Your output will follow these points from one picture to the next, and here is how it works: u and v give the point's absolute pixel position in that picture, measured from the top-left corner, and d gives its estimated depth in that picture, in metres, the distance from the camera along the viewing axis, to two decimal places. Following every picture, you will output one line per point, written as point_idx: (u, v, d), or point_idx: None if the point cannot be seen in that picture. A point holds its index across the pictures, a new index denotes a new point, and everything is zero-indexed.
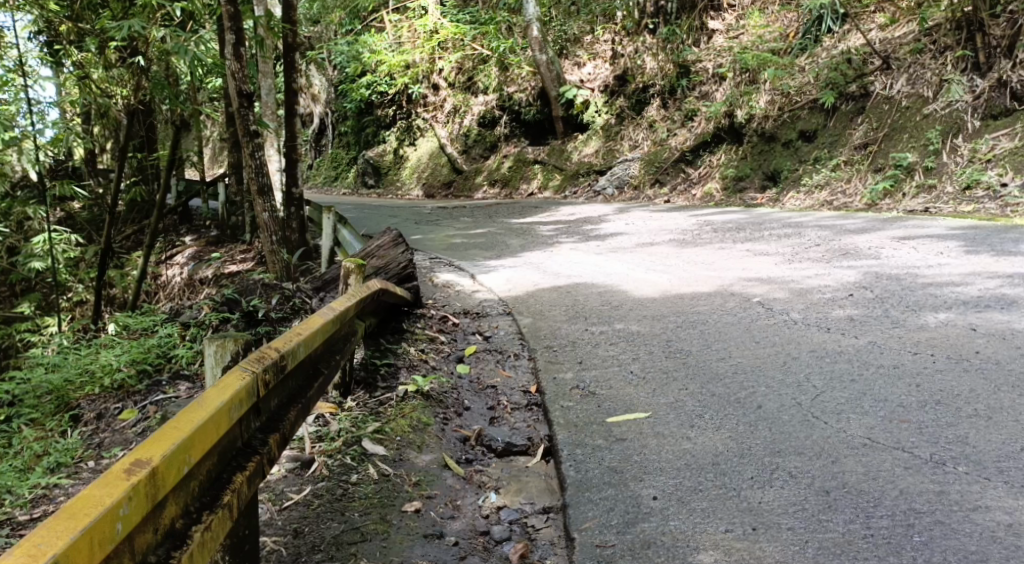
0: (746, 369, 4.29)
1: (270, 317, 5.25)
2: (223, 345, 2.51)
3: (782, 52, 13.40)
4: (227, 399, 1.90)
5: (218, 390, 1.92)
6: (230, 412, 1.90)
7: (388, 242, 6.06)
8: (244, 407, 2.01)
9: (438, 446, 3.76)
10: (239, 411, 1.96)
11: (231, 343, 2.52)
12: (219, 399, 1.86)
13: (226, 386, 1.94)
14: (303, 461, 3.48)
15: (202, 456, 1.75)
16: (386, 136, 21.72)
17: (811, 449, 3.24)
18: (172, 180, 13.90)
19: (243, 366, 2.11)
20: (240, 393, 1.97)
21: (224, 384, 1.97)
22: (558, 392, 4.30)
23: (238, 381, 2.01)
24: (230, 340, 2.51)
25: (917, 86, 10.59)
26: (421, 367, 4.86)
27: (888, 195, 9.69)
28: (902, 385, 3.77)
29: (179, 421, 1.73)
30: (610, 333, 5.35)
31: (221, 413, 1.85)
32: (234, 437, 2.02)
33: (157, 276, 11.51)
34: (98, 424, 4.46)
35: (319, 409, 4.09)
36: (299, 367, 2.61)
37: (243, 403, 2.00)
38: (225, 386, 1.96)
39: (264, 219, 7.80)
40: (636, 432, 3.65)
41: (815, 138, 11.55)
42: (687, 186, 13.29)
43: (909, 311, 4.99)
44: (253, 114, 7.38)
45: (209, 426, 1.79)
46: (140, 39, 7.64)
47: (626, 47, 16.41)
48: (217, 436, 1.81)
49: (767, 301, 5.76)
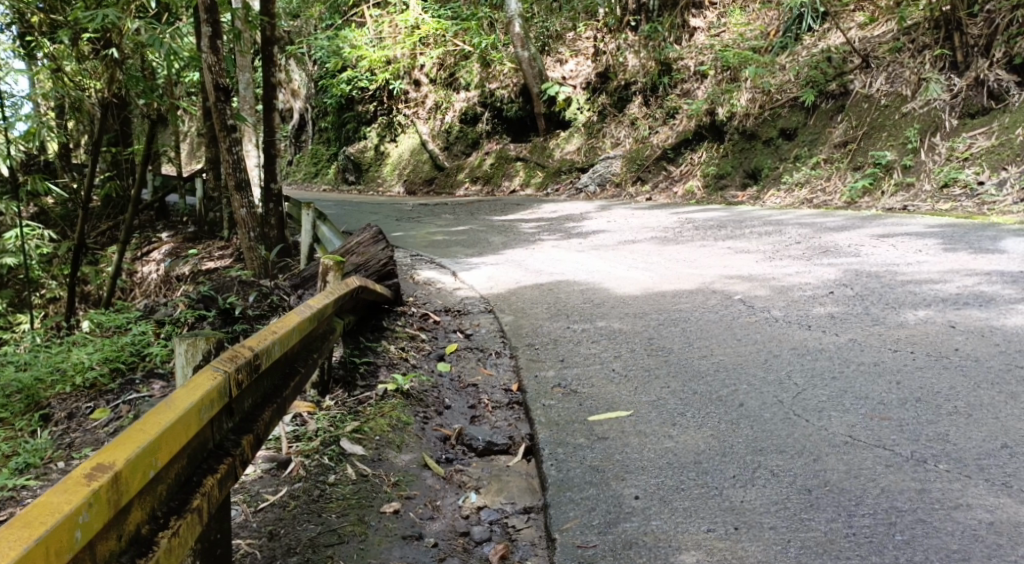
0: (727, 367, 4.27)
1: (247, 315, 5.17)
2: (194, 345, 2.42)
3: (763, 50, 13.48)
4: (197, 399, 1.83)
5: (187, 391, 1.86)
6: (200, 413, 1.83)
7: (368, 239, 5.99)
8: (215, 407, 1.95)
9: (417, 446, 3.71)
10: (210, 411, 1.90)
11: (203, 342, 2.44)
12: (189, 400, 1.80)
13: (196, 386, 1.88)
14: (279, 462, 3.41)
15: (170, 459, 1.69)
16: (367, 132, 21.59)
17: (793, 447, 3.22)
18: (149, 175, 13.73)
19: (215, 366, 2.05)
20: (211, 394, 1.91)
21: (194, 384, 1.91)
22: (540, 390, 4.27)
23: (209, 381, 1.95)
24: (202, 339, 2.43)
25: (896, 85, 10.66)
26: (401, 365, 4.81)
27: (867, 193, 9.74)
28: (882, 382, 3.77)
29: (145, 423, 1.66)
30: (591, 331, 5.33)
31: (190, 415, 1.78)
32: (205, 438, 1.96)
33: (133, 273, 11.36)
34: (69, 424, 4.36)
35: (297, 408, 4.02)
36: (273, 366, 2.55)
37: (214, 404, 1.94)
38: (195, 386, 1.89)
39: (241, 215, 7.71)
40: (618, 430, 3.62)
41: (795, 136, 11.59)
42: (668, 184, 13.30)
43: (889, 309, 5.00)
44: (230, 108, 7.29)
45: (177, 428, 1.73)
46: (114, 31, 7.51)
47: (608, 45, 16.42)
48: (186, 438, 1.76)
49: (748, 298, 5.75)
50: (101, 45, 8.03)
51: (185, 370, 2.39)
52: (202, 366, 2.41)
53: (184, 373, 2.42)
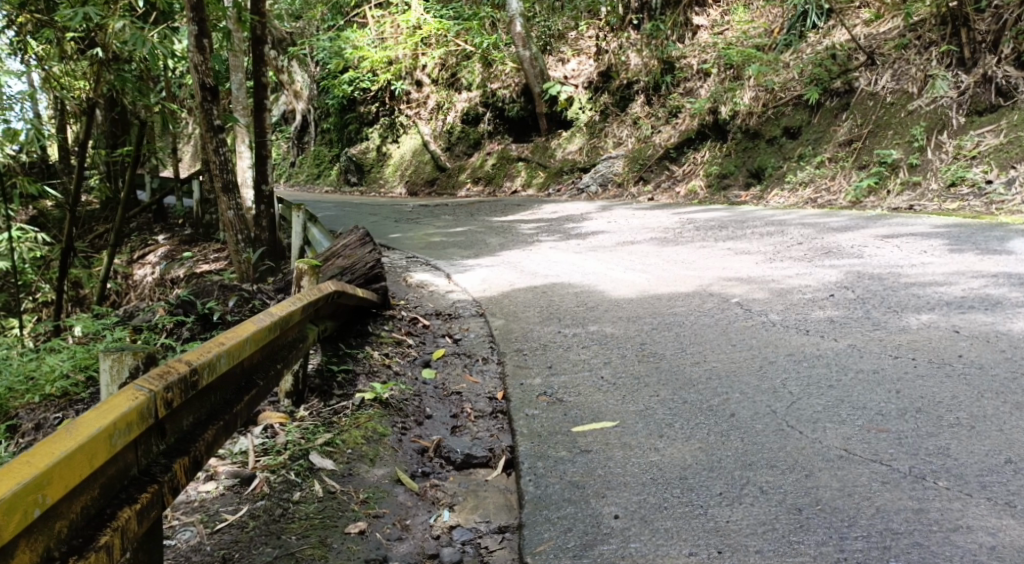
0: (720, 374, 4.08)
1: (225, 321, 5.02)
2: (119, 360, 2.28)
3: (766, 48, 13.28)
4: (106, 424, 1.76)
5: (98, 414, 1.78)
6: (108, 439, 1.76)
7: (355, 242, 5.82)
8: (136, 431, 1.88)
9: (392, 459, 3.54)
10: (125, 436, 1.82)
11: (131, 356, 2.29)
12: (95, 427, 1.74)
13: (108, 409, 1.80)
14: (243, 478, 3.26)
15: (63, 494, 1.63)
16: (369, 133, 21.41)
17: (785, 461, 3.03)
18: (146, 177, 13.60)
19: (142, 385, 1.97)
20: (127, 417, 1.83)
21: (109, 406, 1.84)
22: (524, 399, 4.09)
23: (128, 402, 1.87)
24: (128, 354, 2.29)
25: (902, 82, 10.43)
26: (383, 372, 4.63)
27: (872, 193, 9.53)
28: (881, 391, 3.57)
29: (33, 455, 1.59)
30: (583, 336, 5.14)
31: (94, 443, 1.72)
32: (128, 465, 1.88)
33: (128, 276, 11.24)
34: (36, 436, 4.24)
35: (268, 419, 3.86)
36: (224, 377, 2.44)
37: (133, 426, 1.86)
38: (109, 408, 1.82)
39: (229, 217, 7.56)
40: (601, 443, 3.43)
41: (799, 135, 11.38)
42: (670, 184, 13.11)
43: (891, 312, 4.80)
44: (217, 108, 7.13)
45: (74, 459, 1.66)
46: (100, 31, 7.33)
47: (610, 44, 16.23)
48: (87, 468, 1.69)
49: (746, 301, 5.56)
50: (87, 44, 7.85)
51: (110, 387, 2.24)
52: (129, 383, 2.27)
53: (107, 392, 2.27)
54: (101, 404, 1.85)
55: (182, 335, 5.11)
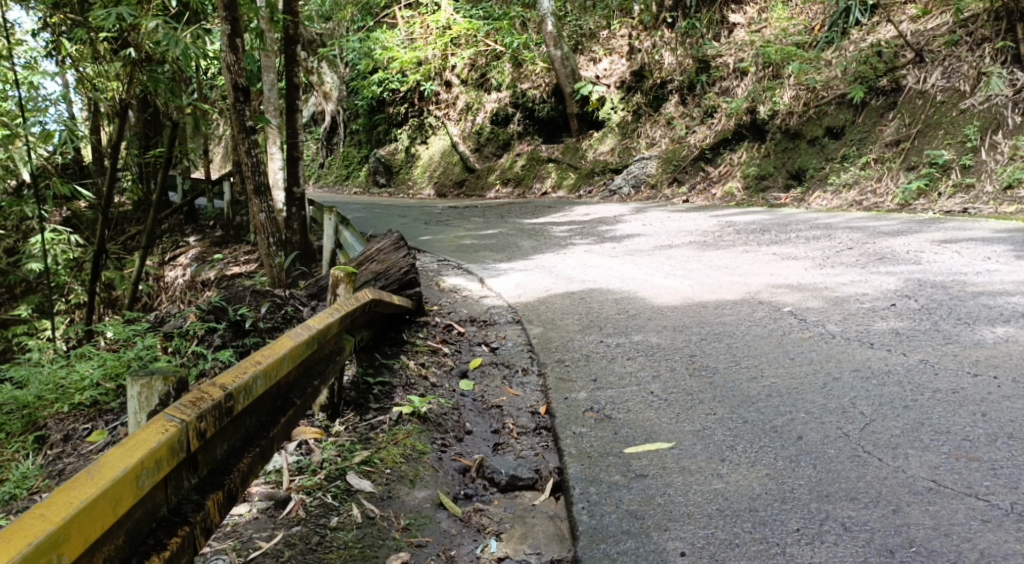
0: (780, 392, 3.80)
1: (258, 328, 4.84)
2: (149, 386, 2.12)
3: (807, 45, 12.91)
4: (132, 464, 1.60)
5: (123, 453, 1.62)
6: (134, 481, 1.59)
7: (389, 246, 5.61)
8: (165, 468, 1.70)
9: (433, 480, 3.32)
10: (154, 475, 1.65)
11: (160, 383, 2.13)
12: (119, 469, 1.56)
13: (135, 446, 1.63)
14: (278, 500, 3.04)
15: (80, 548, 1.46)
16: (397, 134, 21.25)
17: (866, 493, 2.80)
18: (178, 179, 13.50)
19: (173, 412, 1.78)
20: (155, 454, 1.65)
21: (136, 441, 1.66)
22: (570, 415, 3.84)
23: (156, 436, 1.69)
24: (158, 379, 2.13)
25: (952, 80, 10.02)
26: (420, 385, 4.41)
27: (922, 195, 9.17)
28: (964, 414, 3.32)
29: (49, 507, 1.45)
30: (628, 346, 4.89)
31: (117, 487, 1.55)
32: (157, 506, 1.70)
33: (159, 278, 11.14)
34: (64, 448, 4.11)
35: (302, 434, 3.64)
36: (260, 399, 2.24)
37: (162, 463, 1.68)
38: (136, 444, 1.65)
39: (261, 220, 7.39)
40: (659, 466, 3.19)
41: (842, 135, 11.02)
42: (706, 185, 12.78)
43: (963, 325, 4.51)
44: (249, 109, 6.97)
45: (97, 505, 1.50)
46: (134, 31, 7.13)
47: (644, 42, 15.94)
48: (108, 515, 1.52)
49: (799, 310, 5.28)
50: (118, 43, 7.64)
51: (137, 415, 2.08)
52: (158, 410, 2.10)
53: (136, 421, 2.10)
54: (129, 437, 1.68)
55: (214, 342, 4.92)
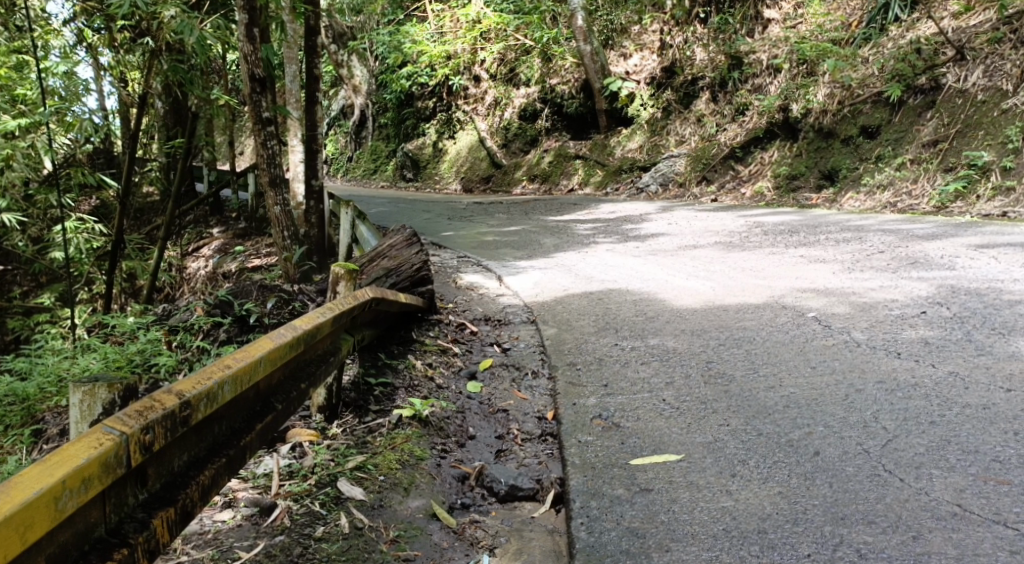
0: (800, 403, 3.60)
1: (263, 323, 4.73)
2: (92, 393, 2.01)
3: (843, 42, 12.56)
4: (51, 484, 1.57)
5: (46, 470, 1.59)
6: (53, 503, 1.56)
7: (401, 241, 5.48)
8: (95, 487, 1.67)
9: (428, 488, 3.18)
10: (79, 496, 1.63)
11: (105, 390, 2.02)
12: (32, 489, 1.53)
13: (59, 464, 1.61)
14: (263, 507, 2.93)
15: None
16: (426, 129, 21.10)
17: (885, 517, 2.61)
18: (203, 170, 13.51)
19: (113, 425, 1.76)
20: (81, 473, 1.63)
21: (64, 457, 1.64)
22: (577, 422, 3.67)
23: (87, 451, 1.67)
24: (102, 387, 2.02)
25: (995, 79, 9.66)
26: (424, 386, 4.27)
27: (959, 198, 8.87)
28: (995, 432, 3.11)
29: None
30: (643, 350, 4.71)
31: (30, 509, 1.52)
32: (87, 528, 1.68)
33: (181, 269, 11.14)
34: (60, 443, 4.04)
35: (298, 437, 3.53)
36: (231, 405, 2.19)
37: (91, 482, 1.66)
38: (62, 461, 1.62)
39: (276, 213, 7.31)
40: (665, 480, 3.02)
41: (878, 135, 10.70)
42: (736, 185, 12.52)
43: (997, 337, 4.31)
44: (265, 100, 6.87)
45: (1, 531, 1.47)
46: (151, 21, 7.01)
47: (675, 38, 15.66)
48: (17, 539, 1.49)
49: (824, 316, 5.06)
50: (138, 32, 7.51)
51: (77, 426, 1.97)
52: (101, 420, 2.00)
53: (78, 430, 2.00)
54: (57, 452, 1.66)
55: (218, 337, 4.86)
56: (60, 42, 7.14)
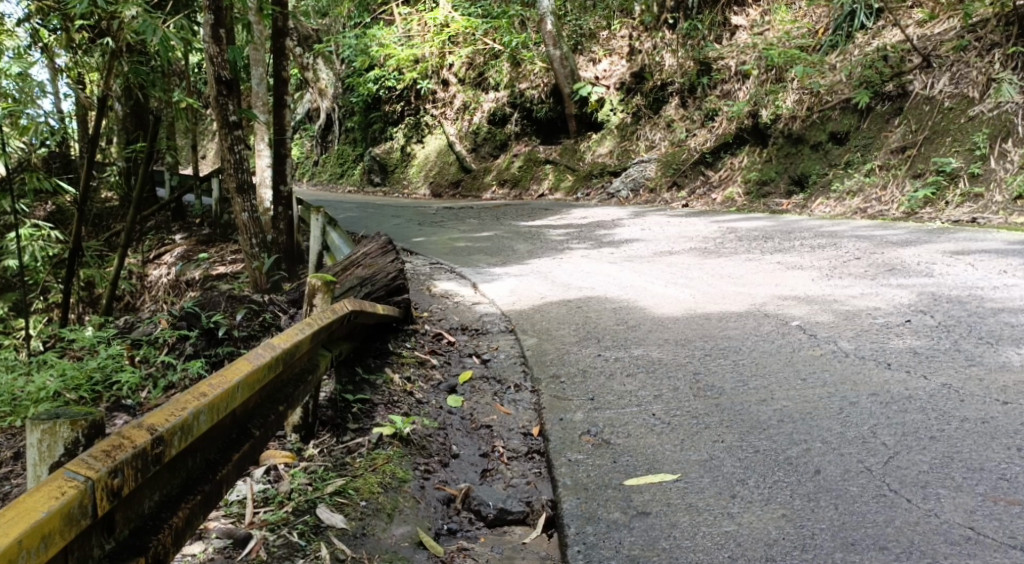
0: (794, 417, 3.50)
1: (232, 336, 4.53)
2: (52, 432, 1.82)
3: (811, 48, 12.66)
4: (4, 547, 1.40)
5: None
6: None
7: (376, 250, 5.29)
8: (54, 544, 1.50)
9: (412, 513, 3.01)
10: (37, 556, 1.46)
11: (68, 427, 1.83)
12: None
13: (14, 521, 1.44)
14: (237, 539, 2.74)
15: None
16: (393, 133, 20.83)
17: (896, 542, 2.51)
18: (165, 175, 13.13)
19: (76, 471, 1.59)
20: (39, 529, 1.47)
21: (20, 512, 1.48)
22: (565, 439, 3.52)
23: (47, 504, 1.51)
24: (64, 424, 1.83)
25: (961, 86, 9.73)
26: (403, 402, 4.09)
27: (928, 204, 8.91)
28: (998, 448, 3.03)
29: None
30: (627, 361, 4.58)
31: None
32: None
33: (143, 276, 10.78)
34: (14, 468, 3.79)
35: (272, 460, 3.34)
36: (207, 436, 2.01)
37: (51, 539, 1.50)
38: (19, 517, 1.46)
39: (243, 219, 7.07)
40: (664, 503, 2.88)
41: (846, 141, 10.74)
42: (706, 190, 12.50)
43: (984, 346, 4.27)
44: (232, 104, 6.64)
45: None
46: (112, 21, 6.74)
47: (644, 44, 15.63)
48: None
49: (808, 325, 4.98)
50: (97, 33, 7.28)
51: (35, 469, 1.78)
52: (62, 463, 1.81)
53: (36, 474, 1.82)
54: (12, 505, 1.50)
55: (184, 351, 4.63)
56: (14, 43, 6.78)
